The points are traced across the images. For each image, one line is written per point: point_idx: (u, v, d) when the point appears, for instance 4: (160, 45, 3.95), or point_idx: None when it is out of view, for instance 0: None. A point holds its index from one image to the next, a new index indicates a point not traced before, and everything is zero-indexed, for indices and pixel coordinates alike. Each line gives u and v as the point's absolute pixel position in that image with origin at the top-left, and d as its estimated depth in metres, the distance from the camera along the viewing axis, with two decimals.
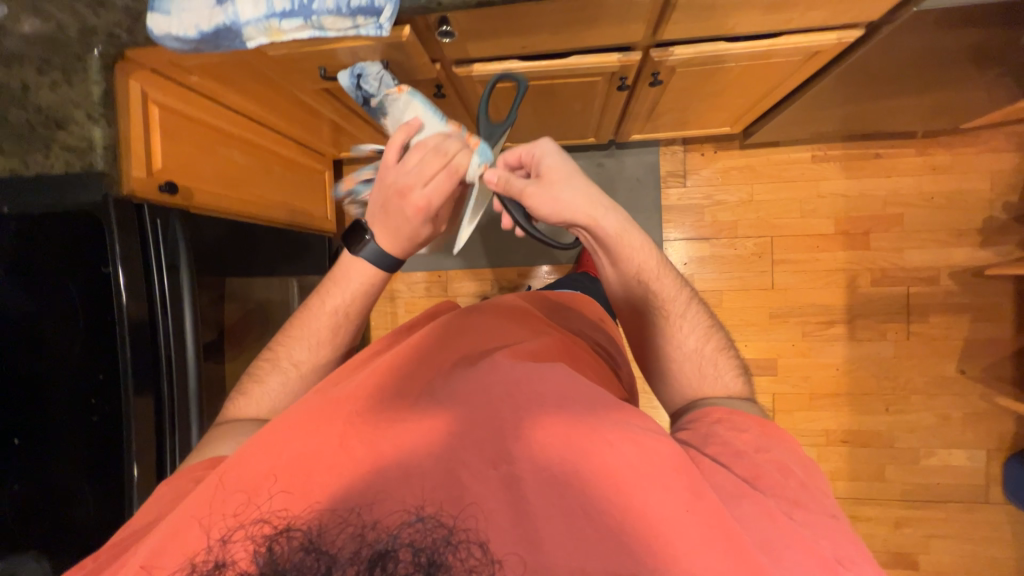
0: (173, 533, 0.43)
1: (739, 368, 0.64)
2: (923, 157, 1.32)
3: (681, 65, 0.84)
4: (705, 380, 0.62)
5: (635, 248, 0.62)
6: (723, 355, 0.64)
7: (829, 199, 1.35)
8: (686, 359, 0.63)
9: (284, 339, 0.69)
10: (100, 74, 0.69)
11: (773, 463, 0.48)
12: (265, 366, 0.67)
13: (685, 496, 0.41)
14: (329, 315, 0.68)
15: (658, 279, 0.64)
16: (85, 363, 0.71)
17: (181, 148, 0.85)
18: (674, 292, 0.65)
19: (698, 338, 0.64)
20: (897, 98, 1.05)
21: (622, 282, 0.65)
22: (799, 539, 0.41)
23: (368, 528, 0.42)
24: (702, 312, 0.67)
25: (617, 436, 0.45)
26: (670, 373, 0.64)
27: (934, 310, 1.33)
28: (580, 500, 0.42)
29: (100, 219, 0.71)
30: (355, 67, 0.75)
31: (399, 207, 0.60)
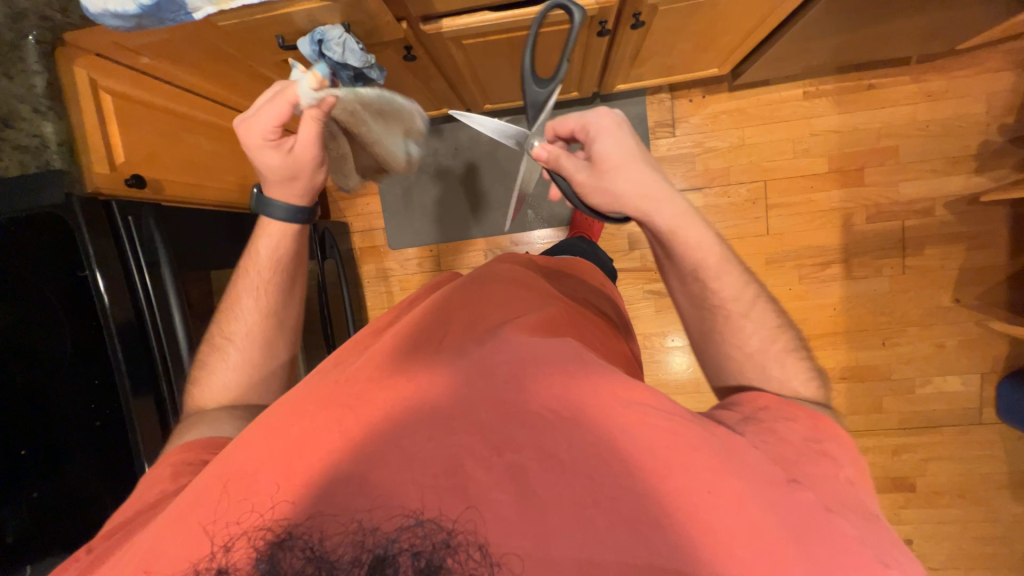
0: (176, 538, 0.43)
1: (812, 372, 0.60)
2: (917, 84, 1.27)
3: (664, 2, 0.78)
4: (764, 379, 0.60)
5: (689, 240, 0.61)
6: (792, 358, 0.61)
7: (822, 137, 1.31)
8: (749, 356, 0.61)
9: (225, 315, 0.71)
10: (39, 63, 0.66)
11: (817, 450, 0.48)
12: (221, 342, 0.69)
13: (707, 483, 0.42)
14: (259, 280, 0.70)
15: (717, 274, 0.62)
16: (78, 369, 0.69)
17: (145, 140, 0.80)
18: (740, 288, 0.63)
19: (764, 339, 0.61)
20: (889, 22, 1.00)
21: (679, 273, 0.64)
22: (837, 534, 0.40)
23: (368, 534, 0.41)
24: (775, 312, 0.64)
25: (635, 422, 0.45)
26: (728, 367, 0.63)
27: (929, 242, 1.32)
28: (591, 488, 0.42)
29: (65, 218, 0.67)
30: (314, 33, 0.69)
31: (268, 155, 0.64)
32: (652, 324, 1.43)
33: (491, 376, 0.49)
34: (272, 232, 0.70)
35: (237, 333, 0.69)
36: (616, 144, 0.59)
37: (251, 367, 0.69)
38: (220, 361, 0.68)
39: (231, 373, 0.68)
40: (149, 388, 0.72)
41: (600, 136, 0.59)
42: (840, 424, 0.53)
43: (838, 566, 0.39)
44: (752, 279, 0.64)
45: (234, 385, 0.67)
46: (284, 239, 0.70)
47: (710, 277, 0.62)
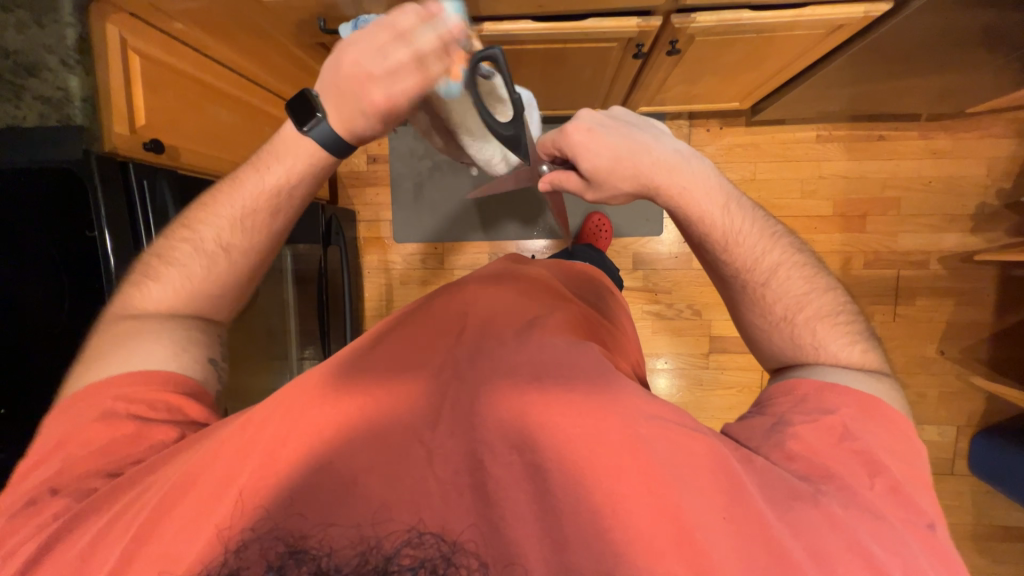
0: (183, 525, 0.42)
1: (855, 334, 0.57)
2: (924, 140, 1.32)
3: (701, 33, 0.80)
4: (801, 350, 0.57)
5: (703, 209, 0.57)
6: (829, 322, 0.57)
7: (830, 180, 1.35)
8: (786, 332, 0.58)
9: (200, 214, 0.59)
10: (73, 15, 0.63)
11: (857, 456, 0.47)
12: (183, 241, 0.59)
13: (720, 502, 0.42)
14: (250, 196, 0.57)
15: (739, 240, 0.58)
16: (72, 334, 0.67)
17: (171, 105, 0.79)
18: (765, 253, 0.59)
19: (793, 306, 0.58)
20: (904, 79, 1.04)
21: (698, 251, 0.62)
22: (857, 547, 0.41)
23: (372, 548, 0.40)
24: (804, 274, 0.60)
25: (654, 434, 0.45)
26: (765, 343, 0.61)
27: (921, 293, 1.36)
28: (610, 500, 0.42)
29: (81, 175, 0.65)
30: (358, 20, 0.69)
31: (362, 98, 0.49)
32: (648, 344, 1.45)
33: (507, 371, 0.50)
34: (279, 154, 0.55)
35: (202, 239, 0.58)
36: (596, 137, 0.55)
37: (212, 287, 0.59)
38: (172, 260, 0.59)
39: (188, 288, 0.58)
40: None
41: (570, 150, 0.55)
42: (885, 405, 0.50)
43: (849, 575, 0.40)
44: (782, 239, 0.60)
45: (192, 304, 0.59)
46: (300, 168, 0.55)
47: (730, 251, 0.58)
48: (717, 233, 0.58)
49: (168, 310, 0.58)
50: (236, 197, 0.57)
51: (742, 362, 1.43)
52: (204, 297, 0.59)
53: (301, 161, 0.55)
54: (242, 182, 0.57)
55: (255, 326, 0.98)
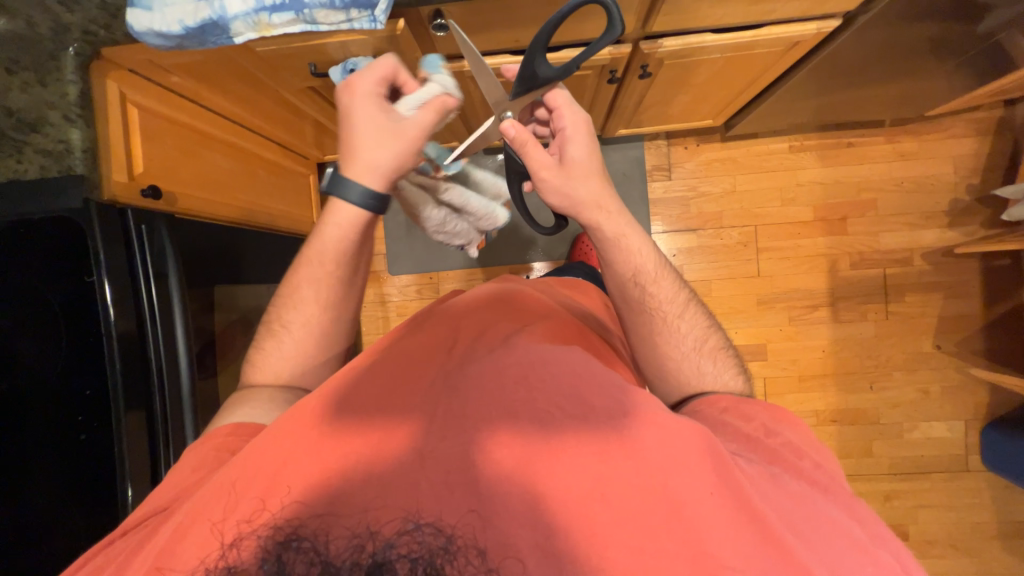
0: (188, 539, 0.43)
1: (736, 364, 0.67)
2: (891, 144, 1.38)
3: (668, 57, 0.85)
4: (705, 379, 0.64)
5: (633, 249, 0.65)
6: (721, 353, 0.67)
7: (807, 187, 1.40)
8: (687, 361, 0.65)
9: (284, 303, 0.66)
10: (75, 74, 0.68)
11: (784, 445, 0.52)
12: (277, 328, 0.67)
13: (709, 479, 0.44)
14: (321, 271, 0.63)
15: (655, 278, 0.66)
16: (70, 375, 0.67)
17: (167, 153, 0.82)
18: (672, 291, 0.67)
19: (698, 337, 0.66)
20: (865, 88, 1.10)
21: (621, 289, 0.66)
22: (820, 516, 0.45)
23: (368, 539, 0.41)
24: (700, 309, 0.69)
25: (639, 421, 0.47)
26: (674, 375, 0.66)
27: (909, 290, 1.39)
28: (599, 484, 0.44)
29: (78, 220, 0.67)
30: (348, 63, 0.72)
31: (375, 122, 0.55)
32: None
33: (506, 391, 0.50)
34: (331, 224, 0.60)
35: (293, 324, 0.66)
36: (575, 138, 0.60)
37: (306, 358, 0.67)
38: (269, 340, 0.68)
39: (282, 364, 0.66)
40: (143, 401, 0.69)
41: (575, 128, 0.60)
42: (781, 407, 0.58)
43: (824, 542, 0.43)
44: (682, 281, 0.69)
45: (292, 375, 0.67)
46: (356, 229, 0.60)
47: (648, 287, 0.65)
48: (632, 271, 0.65)
49: (278, 379, 0.66)
50: (310, 276, 0.64)
51: None
52: (294, 370, 0.67)
53: (360, 224, 0.60)
54: (313, 264, 0.63)
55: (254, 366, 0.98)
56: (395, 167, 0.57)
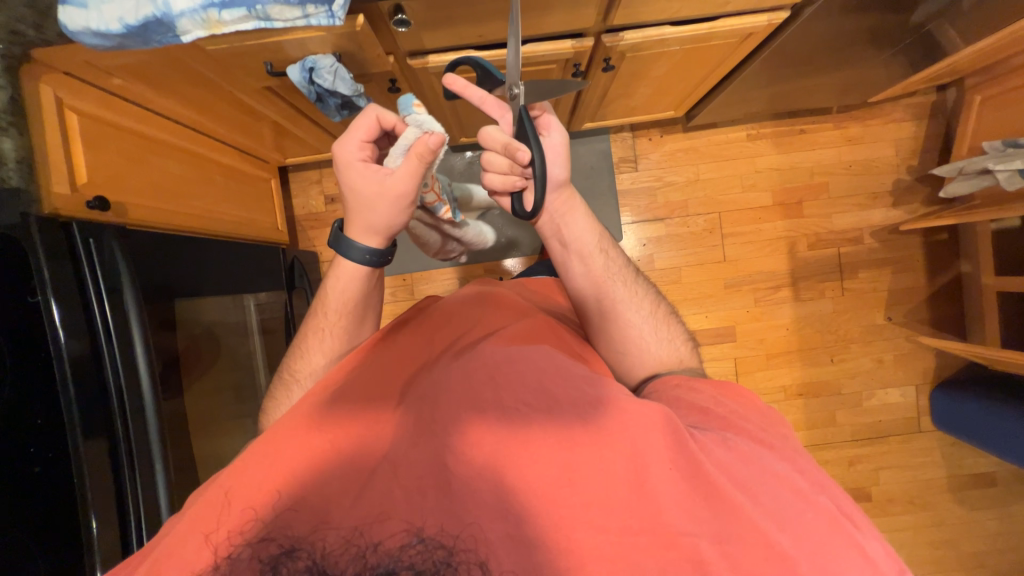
0: (175, 553, 0.42)
1: (683, 333, 0.70)
2: (839, 130, 1.46)
3: (630, 50, 0.87)
4: (660, 347, 0.67)
5: (585, 223, 0.66)
6: (671, 321, 0.70)
7: (765, 173, 1.46)
8: (642, 331, 0.67)
9: (295, 353, 0.68)
10: (3, 77, 0.64)
11: (735, 412, 0.54)
12: (287, 379, 0.67)
13: (667, 454, 0.45)
14: (329, 321, 0.66)
15: (605, 251, 0.68)
16: (15, 408, 0.61)
17: (113, 161, 0.77)
18: (622, 264, 0.69)
19: (649, 306, 0.69)
20: (814, 77, 1.15)
21: (578, 264, 0.66)
22: (771, 473, 0.47)
23: (369, 550, 0.42)
24: (646, 281, 0.71)
25: (597, 406, 0.48)
26: (633, 346, 0.67)
27: (861, 267, 1.48)
28: (565, 470, 0.45)
29: (20, 241, 0.61)
30: (305, 61, 0.71)
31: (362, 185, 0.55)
32: None
33: (477, 391, 0.50)
34: (340, 278, 0.64)
35: (301, 375, 0.66)
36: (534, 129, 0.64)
37: None
38: (280, 393, 0.67)
39: None
40: (103, 430, 0.65)
41: (552, 122, 0.60)
42: (733, 382, 0.60)
43: (776, 498, 0.45)
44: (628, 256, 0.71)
45: None
46: (360, 282, 0.64)
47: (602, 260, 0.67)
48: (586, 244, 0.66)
49: None
50: (319, 325, 0.66)
51: (716, 352, 1.47)
52: None
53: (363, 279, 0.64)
54: (321, 315, 0.66)
55: (223, 381, 0.94)
56: (390, 224, 0.58)
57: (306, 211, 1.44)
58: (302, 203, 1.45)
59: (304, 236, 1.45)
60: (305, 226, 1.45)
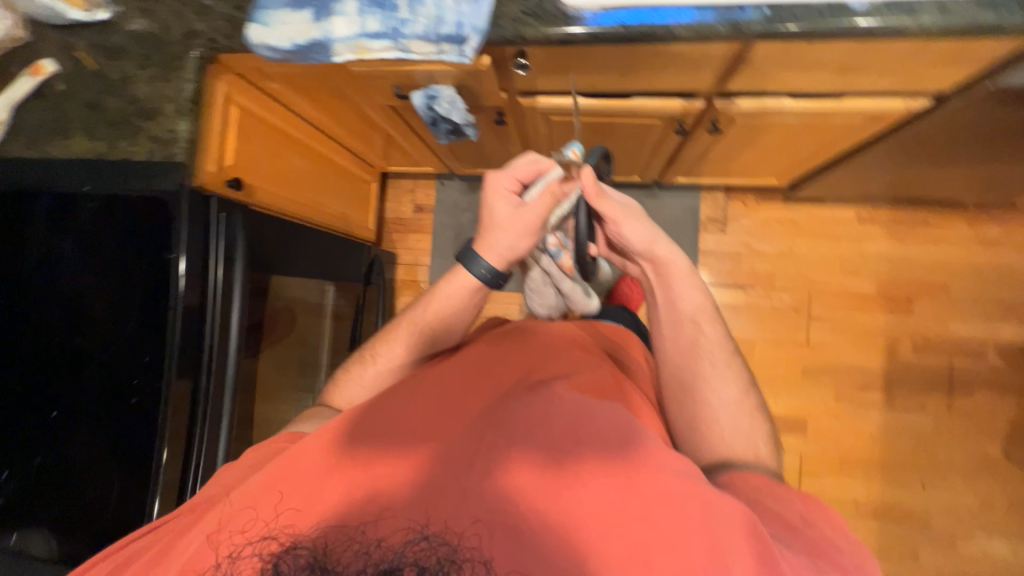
0: (190, 542, 0.48)
1: (772, 434, 0.63)
2: (971, 228, 1.30)
3: (742, 115, 0.85)
4: (736, 436, 0.62)
5: (689, 292, 0.69)
6: (758, 416, 0.64)
7: (871, 260, 1.33)
8: (720, 413, 0.63)
9: (384, 337, 0.77)
10: (194, 74, 0.76)
11: (825, 536, 0.48)
12: (368, 357, 0.76)
13: (747, 564, 0.41)
14: (423, 320, 0.74)
15: (701, 322, 0.69)
16: (133, 342, 0.73)
17: (253, 151, 0.90)
18: (717, 340, 0.68)
19: (736, 390, 0.65)
20: (948, 168, 1.04)
21: (671, 324, 0.70)
22: None
23: (373, 546, 0.44)
24: (741, 367, 0.67)
25: (677, 491, 0.45)
26: (705, 424, 0.63)
27: (977, 386, 1.27)
28: (633, 545, 0.43)
29: (172, 205, 0.74)
30: (428, 89, 0.79)
31: (500, 204, 0.64)
32: None
33: (548, 437, 0.50)
34: (450, 284, 0.72)
35: (382, 358, 0.75)
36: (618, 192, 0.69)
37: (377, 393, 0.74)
38: (356, 367, 0.76)
39: (358, 390, 0.74)
40: (191, 373, 0.74)
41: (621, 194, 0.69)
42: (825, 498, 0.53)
43: None
44: (730, 338, 0.69)
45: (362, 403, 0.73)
46: (464, 293, 0.72)
47: (697, 329, 0.68)
48: (685, 309, 0.69)
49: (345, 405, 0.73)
50: (414, 320, 0.75)
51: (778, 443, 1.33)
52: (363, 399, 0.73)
53: (469, 292, 0.72)
54: (420, 311, 0.75)
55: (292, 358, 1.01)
56: (513, 248, 0.66)
57: (395, 215, 1.56)
58: (393, 207, 1.57)
59: (388, 237, 1.57)
60: (391, 229, 1.56)
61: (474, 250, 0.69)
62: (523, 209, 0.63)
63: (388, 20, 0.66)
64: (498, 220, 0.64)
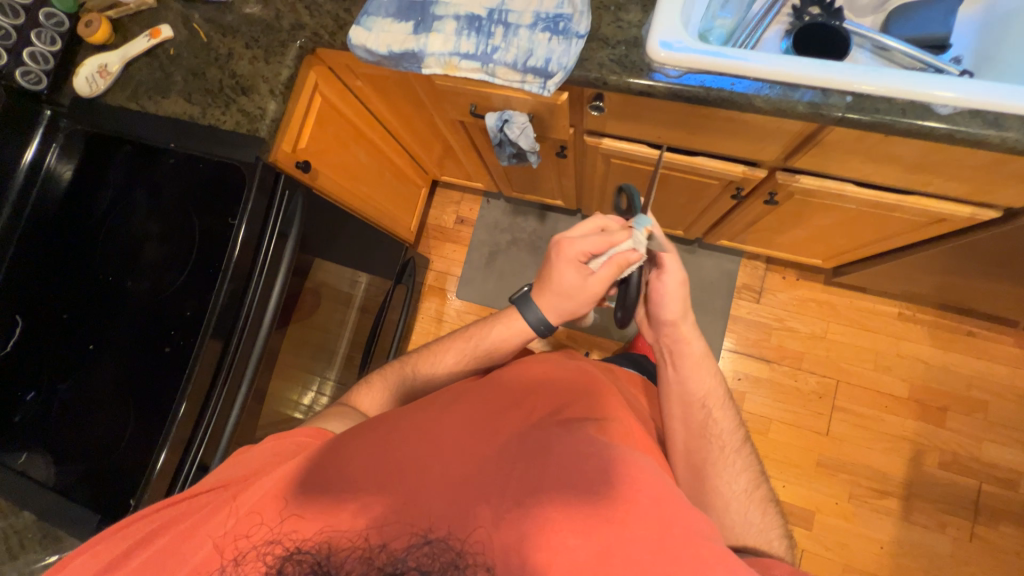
0: (195, 534, 0.49)
1: (783, 529, 0.61)
2: (1019, 349, 1.24)
3: (801, 192, 0.85)
4: (748, 529, 0.60)
5: (704, 370, 0.68)
6: (771, 509, 0.62)
7: (906, 361, 1.28)
8: (731, 502, 0.61)
9: (427, 355, 0.79)
10: (292, 61, 0.81)
11: None
12: (406, 370, 0.77)
13: None
14: (470, 351, 0.75)
15: (714, 403, 0.67)
16: (182, 295, 0.76)
17: (325, 139, 0.95)
18: (728, 424, 0.67)
19: (748, 480, 0.63)
20: (1005, 284, 1.01)
21: (683, 400, 0.68)
22: None
23: (377, 553, 0.46)
24: (752, 454, 0.66)
25: (678, 538, 0.45)
26: (716, 513, 0.61)
27: (1005, 518, 1.19)
28: None
29: (246, 173, 0.78)
30: (503, 113, 0.83)
31: (569, 274, 0.65)
32: None
33: (561, 471, 0.50)
34: (506, 326, 0.74)
35: (419, 374, 0.77)
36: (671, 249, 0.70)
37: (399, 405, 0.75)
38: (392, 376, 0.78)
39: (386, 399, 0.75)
40: (224, 335, 0.75)
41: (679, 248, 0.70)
42: None
43: None
44: (741, 423, 0.68)
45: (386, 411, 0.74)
46: (517, 338, 0.73)
47: (710, 410, 0.66)
48: (699, 387, 0.67)
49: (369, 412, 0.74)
50: (461, 348, 0.76)
51: None
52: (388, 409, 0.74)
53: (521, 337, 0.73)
54: (469, 341, 0.76)
55: (314, 339, 1.02)
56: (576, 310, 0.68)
57: (437, 222, 1.60)
58: (437, 215, 1.61)
59: (425, 242, 1.60)
60: (430, 235, 1.60)
61: (535, 301, 0.70)
62: (592, 280, 0.64)
63: (481, 44, 0.70)
64: (564, 285, 0.66)
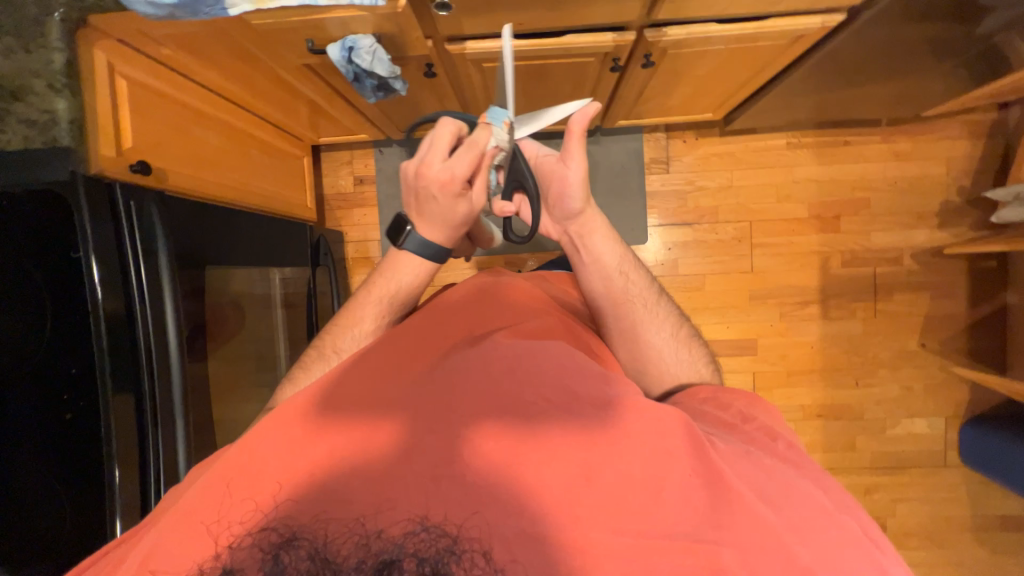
0: None
1: (708, 356, 0.70)
2: (886, 143, 1.39)
3: (673, 46, 0.84)
4: (681, 368, 0.67)
5: (611, 244, 0.70)
6: (695, 344, 0.70)
7: (802, 184, 1.41)
8: (662, 350, 0.68)
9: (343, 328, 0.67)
10: (61, 40, 0.63)
11: (757, 427, 0.54)
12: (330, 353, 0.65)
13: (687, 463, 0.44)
14: (387, 304, 0.68)
15: (628, 270, 0.71)
16: (58, 353, 0.66)
17: (155, 129, 0.80)
18: (645, 284, 0.71)
19: (672, 326, 0.69)
20: (866, 86, 1.10)
21: (602, 278, 0.70)
22: (790, 486, 0.46)
23: (372, 537, 0.41)
24: (670, 302, 0.72)
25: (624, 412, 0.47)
26: (652, 364, 0.68)
27: (897, 288, 1.41)
28: (584, 467, 0.44)
29: (67, 196, 0.64)
30: (346, 40, 0.72)
31: (460, 206, 0.62)
32: None
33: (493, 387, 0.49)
34: (404, 270, 0.68)
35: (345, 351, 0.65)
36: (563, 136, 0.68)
37: None
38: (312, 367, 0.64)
39: None
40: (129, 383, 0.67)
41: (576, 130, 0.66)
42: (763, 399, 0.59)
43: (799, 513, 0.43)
44: (655, 279, 0.73)
45: None
46: (422, 277, 0.68)
47: (627, 278, 0.70)
48: (611, 261, 0.70)
49: None
50: (377, 306, 0.68)
51: (733, 365, 1.44)
52: None
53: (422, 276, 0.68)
54: (382, 294, 0.68)
55: (244, 351, 0.95)
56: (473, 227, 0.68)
57: (335, 190, 1.47)
58: (332, 182, 1.47)
59: (331, 215, 1.48)
60: (333, 206, 1.48)
61: (435, 245, 0.67)
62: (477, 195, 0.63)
63: None
64: (459, 216, 0.63)
